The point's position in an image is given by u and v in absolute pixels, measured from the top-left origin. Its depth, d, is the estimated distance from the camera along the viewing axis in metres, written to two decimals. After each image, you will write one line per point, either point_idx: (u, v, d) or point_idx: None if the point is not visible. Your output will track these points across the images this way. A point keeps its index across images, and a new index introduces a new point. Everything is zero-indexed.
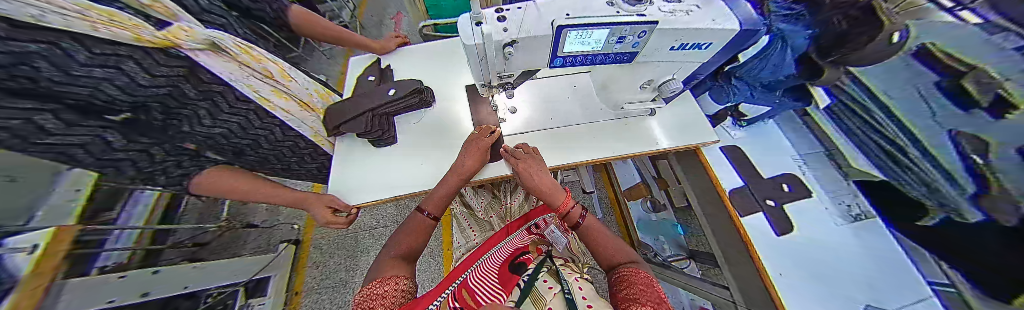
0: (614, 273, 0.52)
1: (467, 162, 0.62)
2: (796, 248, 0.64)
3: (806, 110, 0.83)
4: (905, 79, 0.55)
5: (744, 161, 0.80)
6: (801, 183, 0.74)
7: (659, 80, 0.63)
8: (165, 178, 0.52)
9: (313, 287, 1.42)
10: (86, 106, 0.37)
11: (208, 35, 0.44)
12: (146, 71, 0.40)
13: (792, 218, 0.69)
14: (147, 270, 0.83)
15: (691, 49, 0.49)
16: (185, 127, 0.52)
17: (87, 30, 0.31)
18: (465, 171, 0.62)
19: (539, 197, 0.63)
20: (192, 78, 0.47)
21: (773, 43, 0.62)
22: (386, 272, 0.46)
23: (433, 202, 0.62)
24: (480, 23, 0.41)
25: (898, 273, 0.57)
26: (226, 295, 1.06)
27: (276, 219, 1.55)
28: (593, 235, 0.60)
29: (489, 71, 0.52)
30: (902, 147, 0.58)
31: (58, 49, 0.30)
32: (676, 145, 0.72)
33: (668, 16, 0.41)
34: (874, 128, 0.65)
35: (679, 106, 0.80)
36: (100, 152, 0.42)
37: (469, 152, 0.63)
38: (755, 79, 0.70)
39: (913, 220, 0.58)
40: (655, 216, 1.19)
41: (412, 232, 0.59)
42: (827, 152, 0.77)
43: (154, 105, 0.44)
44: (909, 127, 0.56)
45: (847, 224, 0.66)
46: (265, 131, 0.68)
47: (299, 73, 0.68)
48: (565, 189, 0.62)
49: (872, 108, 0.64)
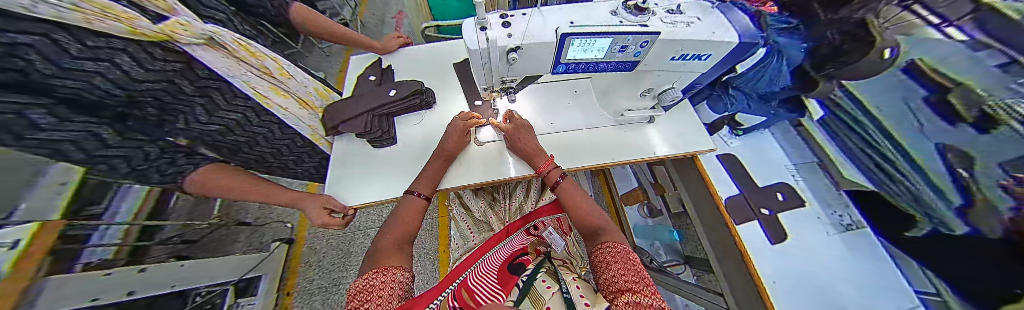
0: (595, 250, 0.51)
1: (449, 144, 0.65)
2: (790, 257, 0.64)
3: (801, 121, 0.83)
4: (893, 91, 0.57)
5: (739, 170, 0.81)
6: (794, 191, 0.75)
7: (659, 89, 0.64)
8: (158, 176, 0.50)
9: (304, 287, 1.39)
10: (78, 100, 0.36)
11: (206, 31, 0.44)
12: (140, 65, 0.40)
13: (786, 226, 0.69)
14: (135, 268, 0.81)
15: (690, 60, 0.49)
16: (180, 124, 0.51)
17: (78, 21, 0.30)
18: (449, 153, 0.65)
19: (529, 160, 0.66)
20: (189, 73, 0.47)
21: (769, 55, 0.62)
22: (383, 262, 0.45)
23: (423, 182, 0.63)
24: (485, 28, 0.42)
25: (884, 281, 0.58)
26: (214, 295, 1.05)
27: (269, 216, 1.51)
28: (584, 214, 0.60)
29: (493, 75, 0.52)
30: (891, 158, 0.60)
31: (50, 41, 0.30)
32: (674, 153, 0.73)
33: (669, 26, 0.41)
34: (864, 139, 0.66)
35: (677, 115, 0.81)
36: (93, 149, 0.40)
37: (450, 135, 0.66)
38: (752, 90, 0.71)
39: (901, 230, 0.59)
40: (651, 222, 1.21)
41: (405, 213, 0.59)
42: (820, 163, 0.77)
43: (148, 100, 0.44)
44: (899, 139, 0.58)
45: (837, 233, 0.67)
46: (263, 129, 0.67)
47: (298, 70, 0.69)
48: (548, 153, 0.66)
49: (867, 123, 0.64)
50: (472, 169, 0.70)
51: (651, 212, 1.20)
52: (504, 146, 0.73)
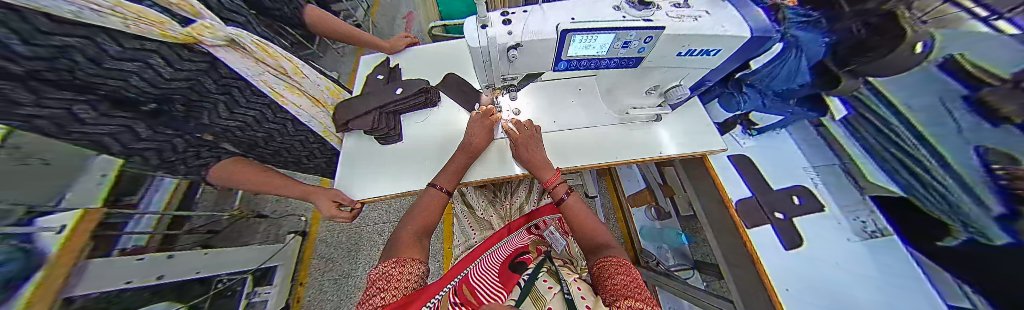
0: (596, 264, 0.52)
1: (474, 141, 0.65)
2: (804, 263, 0.60)
3: (820, 121, 0.79)
4: (926, 90, 0.52)
5: (753, 172, 0.77)
6: (812, 196, 0.71)
7: (666, 86, 0.61)
8: (185, 167, 0.54)
9: (316, 277, 1.45)
10: (117, 97, 0.40)
11: (228, 33, 0.46)
12: (170, 65, 0.43)
13: (801, 231, 0.65)
14: (162, 255, 0.86)
15: (699, 56, 0.48)
16: (205, 119, 0.53)
17: (116, 25, 0.33)
18: (473, 149, 0.65)
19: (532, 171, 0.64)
20: (212, 73, 0.50)
21: (787, 50, 0.57)
22: (402, 254, 0.47)
23: (445, 177, 0.63)
24: (486, 26, 0.42)
25: (917, 293, 0.52)
26: (234, 282, 1.14)
27: (286, 208, 1.58)
28: (590, 228, 0.59)
29: (493, 73, 0.53)
30: (923, 161, 0.55)
31: (93, 43, 0.33)
32: (682, 152, 0.70)
33: (675, 21, 0.41)
34: (891, 138, 0.61)
35: (687, 112, 0.79)
36: (128, 141, 0.44)
37: (475, 132, 0.66)
38: (766, 87, 0.67)
39: (932, 239, 0.54)
40: (659, 224, 1.21)
41: (428, 208, 0.60)
42: (843, 167, 0.72)
43: (178, 97, 0.47)
44: (931, 139, 0.53)
45: (860, 240, 0.62)
46: (279, 125, 0.71)
47: (312, 70, 0.68)
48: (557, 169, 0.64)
49: (892, 120, 0.60)
50: (476, 167, 0.70)
51: (659, 215, 1.19)
52: (508, 150, 0.72)
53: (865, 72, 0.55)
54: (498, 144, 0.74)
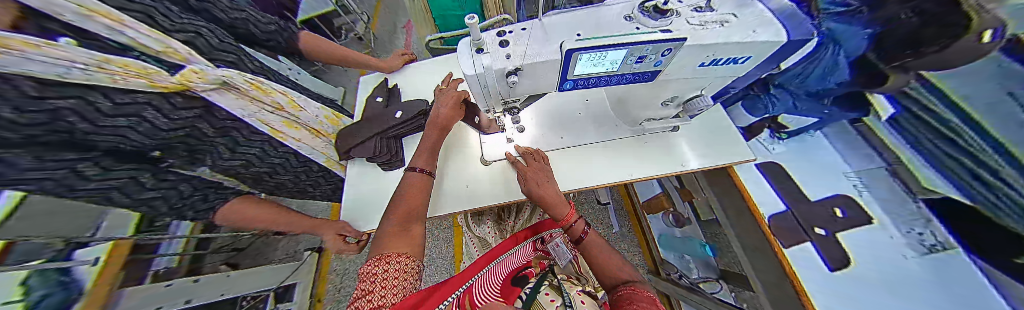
0: (615, 292, 0.49)
1: (442, 112, 0.57)
2: (848, 288, 0.53)
3: (863, 119, 0.70)
4: (983, 78, 0.44)
5: (787, 184, 0.70)
6: (857, 206, 0.64)
7: (684, 97, 0.56)
8: (191, 212, 0.54)
9: (335, 294, 1.47)
10: (119, 151, 0.39)
11: (217, 75, 0.47)
12: (165, 116, 0.41)
13: (847, 248, 0.59)
14: (190, 279, 0.94)
15: (724, 65, 0.43)
16: (209, 161, 0.53)
17: (104, 81, 0.32)
18: (443, 121, 0.58)
19: (545, 209, 0.60)
20: (208, 117, 0.49)
21: (821, 47, 0.53)
22: (385, 250, 0.42)
23: (423, 158, 0.59)
24: (481, 49, 0.39)
25: None
26: (258, 300, 1.12)
27: None
28: (607, 264, 0.55)
29: (493, 97, 0.49)
30: (991, 164, 0.46)
31: (86, 103, 0.31)
32: (705, 165, 0.65)
33: (697, 29, 0.36)
34: (948, 137, 0.53)
35: (707, 121, 0.73)
36: (135, 193, 0.43)
37: (442, 101, 0.57)
38: (798, 87, 0.64)
39: (1011, 256, 0.45)
40: (680, 232, 1.09)
41: (410, 192, 0.54)
42: (888, 169, 0.65)
43: (178, 145, 0.46)
44: (1000, 138, 0.44)
45: (917, 256, 0.54)
46: (280, 159, 0.69)
47: (308, 102, 0.71)
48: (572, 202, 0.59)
49: (948, 116, 0.51)
50: (480, 190, 0.68)
51: (678, 221, 1.09)
52: (514, 173, 0.70)
53: (921, 67, 0.47)
54: (498, 168, 0.70)
